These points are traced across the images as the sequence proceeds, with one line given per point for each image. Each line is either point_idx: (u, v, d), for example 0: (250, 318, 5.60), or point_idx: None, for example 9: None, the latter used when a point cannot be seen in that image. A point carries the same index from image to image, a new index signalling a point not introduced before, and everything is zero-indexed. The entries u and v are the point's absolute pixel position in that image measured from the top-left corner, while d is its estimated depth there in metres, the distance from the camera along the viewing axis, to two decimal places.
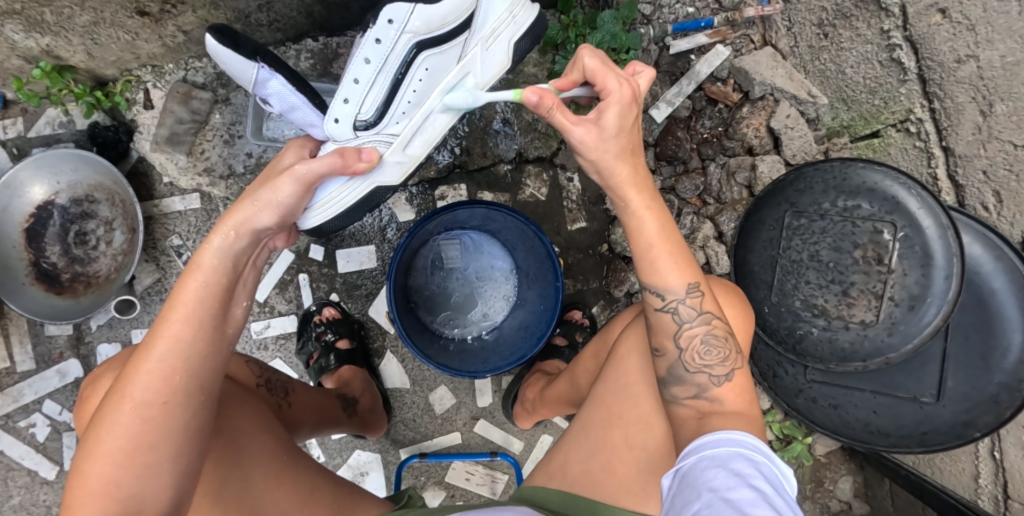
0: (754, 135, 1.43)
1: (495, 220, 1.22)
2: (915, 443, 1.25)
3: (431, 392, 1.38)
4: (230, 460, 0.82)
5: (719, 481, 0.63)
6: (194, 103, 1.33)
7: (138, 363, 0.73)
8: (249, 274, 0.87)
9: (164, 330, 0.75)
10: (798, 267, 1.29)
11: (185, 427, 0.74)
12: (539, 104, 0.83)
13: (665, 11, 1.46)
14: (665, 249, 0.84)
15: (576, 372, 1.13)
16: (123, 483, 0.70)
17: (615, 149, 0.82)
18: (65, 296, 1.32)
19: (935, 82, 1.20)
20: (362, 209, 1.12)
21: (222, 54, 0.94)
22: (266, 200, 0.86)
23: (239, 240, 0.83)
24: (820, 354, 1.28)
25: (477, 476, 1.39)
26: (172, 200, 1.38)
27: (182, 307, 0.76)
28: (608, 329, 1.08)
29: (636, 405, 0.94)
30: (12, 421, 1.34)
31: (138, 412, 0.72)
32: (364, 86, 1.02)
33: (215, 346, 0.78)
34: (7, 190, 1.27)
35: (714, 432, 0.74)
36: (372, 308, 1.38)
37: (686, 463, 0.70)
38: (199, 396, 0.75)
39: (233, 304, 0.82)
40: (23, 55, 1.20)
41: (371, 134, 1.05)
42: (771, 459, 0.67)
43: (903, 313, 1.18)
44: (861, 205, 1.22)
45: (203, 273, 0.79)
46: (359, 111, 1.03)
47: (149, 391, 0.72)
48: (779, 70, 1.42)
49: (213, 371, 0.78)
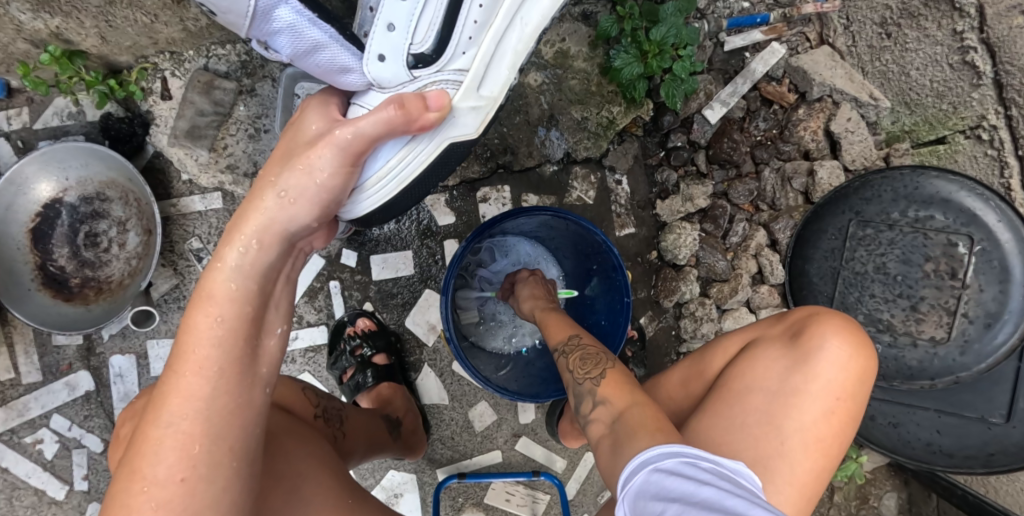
0: (811, 139, 1.37)
1: (556, 228, 1.19)
2: (979, 464, 1.19)
3: (471, 408, 1.30)
4: (284, 504, 0.75)
5: (680, 487, 0.58)
6: (217, 94, 1.21)
7: (152, 433, 0.67)
8: (281, 289, 0.81)
9: (178, 385, 0.69)
10: (863, 279, 1.22)
11: (211, 502, 0.67)
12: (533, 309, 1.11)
13: (719, 5, 1.37)
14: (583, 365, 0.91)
15: (660, 397, 1.02)
16: None
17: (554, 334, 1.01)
18: (75, 303, 1.21)
19: (1014, 88, 1.14)
20: (436, 173, 0.99)
21: None
22: (291, 198, 0.81)
23: (256, 255, 0.77)
24: (883, 371, 1.22)
25: (518, 497, 1.32)
26: (192, 200, 1.27)
27: (194, 358, 0.70)
28: (701, 357, 0.98)
29: (745, 446, 0.80)
30: (17, 436, 1.23)
31: (155, 491, 0.66)
32: (414, 6, 0.87)
33: (241, 389, 0.72)
34: (11, 186, 1.16)
35: (653, 448, 0.68)
36: (409, 318, 1.29)
37: (637, 481, 0.64)
38: (226, 461, 0.68)
39: (259, 337, 0.75)
40: (30, 38, 1.08)
41: (433, 72, 0.91)
42: (715, 464, 0.64)
43: (977, 330, 1.13)
44: (934, 216, 1.15)
45: (215, 306, 0.73)
46: (411, 40, 0.89)
47: (164, 465, 0.66)
48: (837, 70, 1.37)
49: (241, 427, 0.70)
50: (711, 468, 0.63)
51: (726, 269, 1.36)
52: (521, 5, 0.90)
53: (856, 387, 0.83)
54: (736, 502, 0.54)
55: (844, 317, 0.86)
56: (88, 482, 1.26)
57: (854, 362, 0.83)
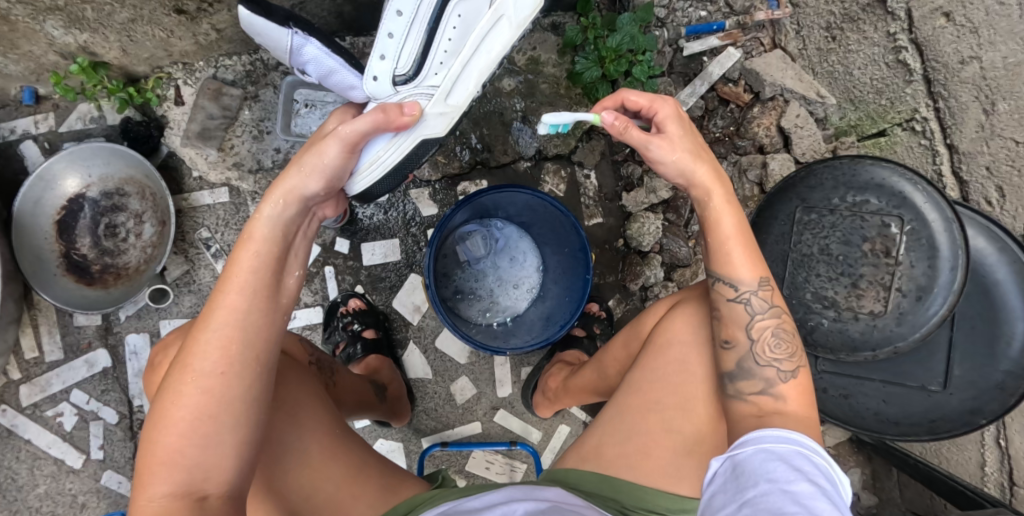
0: (765, 134, 1.50)
1: (534, 209, 1.30)
2: (924, 431, 1.29)
3: (453, 382, 1.42)
4: (285, 422, 0.89)
5: (777, 472, 0.67)
6: (225, 99, 1.36)
7: (198, 334, 0.76)
8: (300, 243, 0.90)
9: (221, 300, 0.78)
10: (809, 260, 1.33)
11: (241, 398, 0.76)
12: (613, 125, 0.92)
13: (678, 14, 1.51)
14: (737, 243, 0.91)
15: (605, 361, 1.16)
16: (186, 451, 0.73)
17: (688, 154, 0.92)
18: (96, 287, 1.35)
19: (940, 83, 1.26)
20: (409, 164, 1.11)
21: (255, 24, 1.00)
22: (312, 165, 0.89)
23: (287, 209, 0.86)
24: (830, 344, 1.32)
25: (497, 465, 1.43)
26: (201, 194, 1.40)
27: (236, 279, 0.79)
28: (637, 319, 1.11)
29: (669, 392, 0.97)
30: (40, 409, 1.37)
31: (199, 383, 0.74)
32: (398, 39, 1.06)
33: (270, 314, 0.81)
34: (40, 182, 1.30)
35: (767, 428, 0.77)
36: (396, 300, 1.41)
37: (741, 450, 0.74)
38: (255, 367, 0.78)
39: (286, 274, 0.85)
40: (61, 51, 1.23)
41: (410, 88, 1.07)
42: (825, 460, 0.71)
43: (910, 303, 1.23)
44: (869, 200, 1.27)
45: (255, 244, 0.82)
46: (395, 66, 1.07)
47: (210, 360, 0.75)
48: (788, 72, 1.49)
49: (268, 342, 0.80)
50: (820, 461, 0.71)
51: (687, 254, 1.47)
52: (484, 37, 1.04)
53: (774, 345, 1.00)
54: (812, 495, 0.63)
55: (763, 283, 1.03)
56: (103, 452, 1.38)
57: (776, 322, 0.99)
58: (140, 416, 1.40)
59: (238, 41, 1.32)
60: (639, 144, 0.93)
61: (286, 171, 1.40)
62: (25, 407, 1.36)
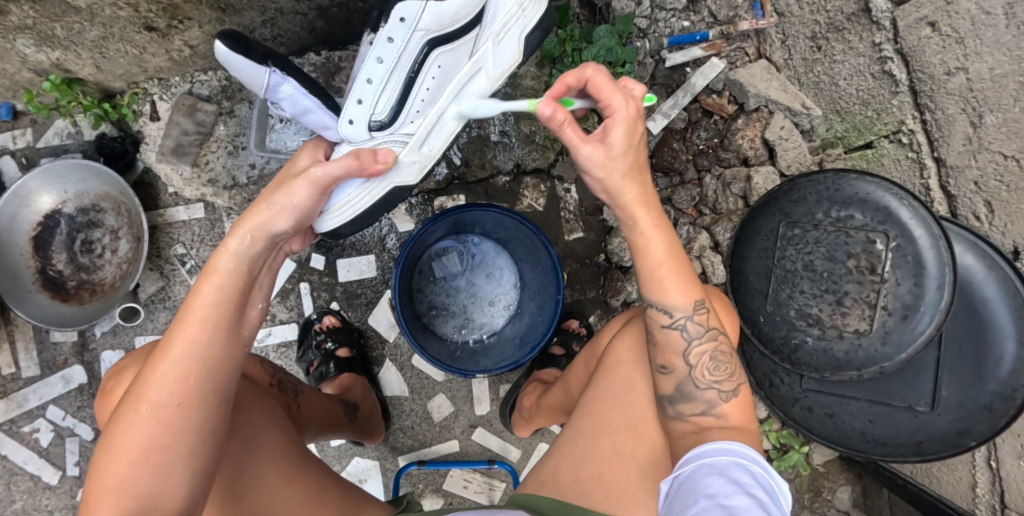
0: (749, 147, 1.46)
1: (507, 227, 1.28)
2: (911, 452, 1.26)
3: (429, 400, 1.40)
4: (243, 451, 0.84)
5: (716, 487, 0.69)
6: (200, 115, 1.34)
7: (156, 363, 0.71)
8: (265, 276, 0.83)
9: (180, 330, 0.72)
10: (793, 276, 1.30)
11: (198, 429, 0.71)
12: (551, 119, 0.83)
13: (661, 24, 1.50)
14: (670, 267, 0.87)
15: (569, 379, 1.15)
16: (136, 480, 0.68)
17: (621, 167, 0.84)
18: (72, 303, 1.35)
19: (926, 94, 1.23)
20: (380, 210, 1.12)
21: (232, 61, 0.90)
22: (281, 205, 0.82)
23: (255, 245, 0.79)
24: (815, 363, 1.29)
25: (475, 484, 1.41)
26: (177, 210, 1.40)
27: (198, 310, 0.73)
28: (596, 339, 1.11)
29: (622, 414, 0.96)
30: (16, 425, 1.36)
31: (154, 413, 0.70)
32: (377, 86, 1.02)
33: (234, 346, 0.75)
34: (15, 198, 1.30)
35: (711, 441, 0.80)
36: (372, 317, 1.39)
37: (683, 470, 0.76)
38: (214, 399, 0.73)
39: (251, 305, 0.79)
40: (34, 68, 1.23)
41: (385, 135, 1.05)
42: (765, 470, 0.73)
43: (896, 322, 1.19)
44: (853, 215, 1.24)
45: (220, 277, 0.76)
46: (373, 111, 1.03)
47: (166, 390, 0.70)
48: (773, 82, 1.46)
49: (229, 371, 0.75)
50: (761, 472, 0.72)
51: None
52: (462, 88, 1.08)
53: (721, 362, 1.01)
54: (746, 506, 0.64)
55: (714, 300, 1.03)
56: (79, 468, 1.38)
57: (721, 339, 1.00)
58: None
59: (212, 56, 1.31)
60: (574, 143, 0.84)
61: (261, 186, 1.39)
62: (1, 423, 1.36)
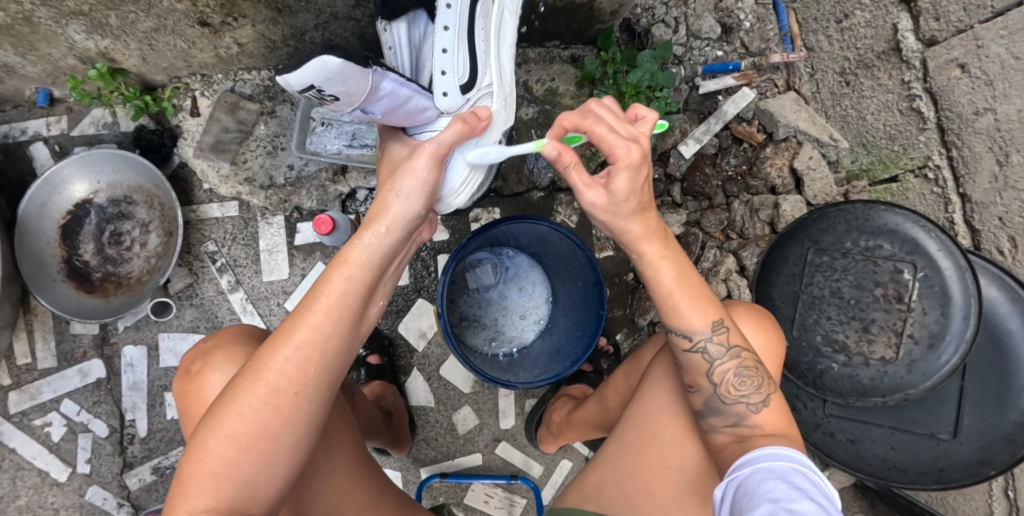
0: (777, 175, 1.52)
1: (549, 241, 1.30)
2: (932, 480, 1.28)
3: (455, 411, 1.41)
4: (323, 448, 0.82)
5: (779, 492, 0.65)
6: (241, 113, 1.34)
7: (276, 346, 0.68)
8: (391, 273, 0.79)
9: (304, 317, 0.69)
10: (820, 303, 1.33)
11: (307, 422, 0.69)
12: (558, 162, 0.80)
13: (695, 52, 1.55)
14: (683, 294, 0.84)
15: (605, 394, 1.16)
16: (240, 467, 0.65)
17: (627, 210, 0.80)
18: (96, 295, 1.32)
19: (953, 132, 1.28)
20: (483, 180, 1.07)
21: (340, 74, 0.80)
22: (407, 189, 0.76)
23: (389, 238, 0.74)
24: (840, 389, 1.31)
25: (496, 499, 1.43)
26: (210, 207, 1.38)
27: (327, 298, 0.70)
28: (637, 354, 1.12)
29: (668, 426, 0.96)
30: (27, 418, 1.32)
31: (268, 399, 0.66)
32: (454, 52, 0.98)
33: (350, 341, 0.72)
34: (48, 185, 1.28)
35: (767, 446, 0.76)
36: (402, 324, 1.39)
37: (744, 474, 0.73)
38: (327, 394, 0.70)
39: (371, 302, 0.75)
40: (80, 55, 1.22)
41: (477, 91, 1.00)
42: (825, 478, 0.69)
43: (922, 351, 1.22)
44: (882, 245, 1.27)
45: (350, 269, 0.72)
46: (457, 74, 0.98)
47: (284, 376, 0.67)
48: (802, 114, 1.52)
49: (343, 364, 0.72)
50: (820, 479, 0.68)
51: None
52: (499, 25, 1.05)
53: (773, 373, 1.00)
54: (812, 511, 0.61)
55: (755, 310, 1.02)
56: (89, 466, 1.34)
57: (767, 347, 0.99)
58: (130, 431, 1.35)
59: (258, 56, 1.32)
60: (580, 189, 0.81)
61: (298, 188, 1.38)
62: (12, 415, 1.32)
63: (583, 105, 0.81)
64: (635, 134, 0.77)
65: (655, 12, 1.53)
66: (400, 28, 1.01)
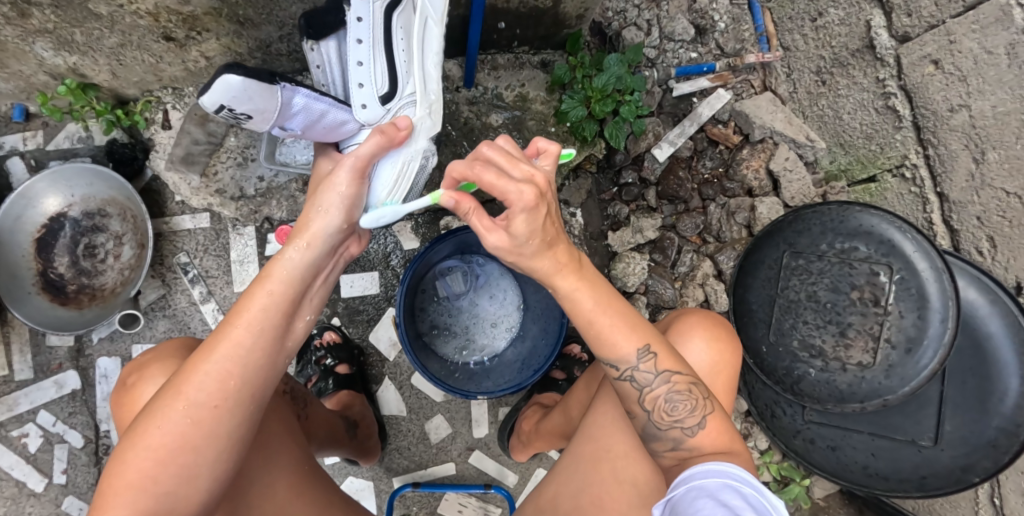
0: (754, 177, 1.50)
1: None
2: (914, 488, 1.24)
3: (428, 420, 1.40)
4: (261, 461, 0.83)
5: (706, 512, 0.64)
6: (211, 126, 1.33)
7: (196, 360, 0.68)
8: (319, 286, 0.78)
9: (225, 331, 0.69)
10: (796, 307, 1.30)
11: (230, 434, 0.69)
12: (456, 210, 0.75)
13: (669, 55, 1.53)
14: (605, 320, 0.80)
15: (569, 405, 1.15)
16: (160, 479, 0.66)
17: (531, 251, 0.75)
18: (70, 307, 1.34)
19: (929, 130, 1.24)
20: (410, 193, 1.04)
21: (246, 91, 0.84)
22: (330, 203, 0.76)
23: (313, 252, 0.74)
24: (818, 395, 1.28)
25: (471, 509, 1.42)
26: (182, 219, 1.40)
27: (248, 312, 0.70)
28: (597, 363, 1.10)
29: (619, 439, 0.95)
30: (4, 429, 1.34)
31: (187, 412, 0.67)
32: (369, 65, 0.98)
33: (274, 355, 0.72)
34: (22, 199, 1.30)
35: (704, 462, 0.75)
36: (372, 334, 1.40)
37: (676, 493, 0.71)
38: (250, 406, 0.70)
39: (297, 315, 0.75)
40: (50, 72, 1.24)
41: (398, 101, 1.00)
42: (760, 490, 0.67)
43: (899, 356, 1.18)
44: (858, 246, 1.24)
45: (272, 283, 0.72)
46: (374, 85, 0.98)
47: (204, 390, 0.67)
48: (778, 114, 1.49)
49: (269, 378, 0.72)
50: (753, 493, 0.66)
51: (672, 296, 1.47)
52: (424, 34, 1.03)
53: (727, 379, 0.97)
54: None
55: (708, 317, 0.99)
56: (66, 477, 1.35)
57: (719, 353, 0.97)
58: (106, 441, 1.36)
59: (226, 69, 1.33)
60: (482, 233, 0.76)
61: (268, 198, 1.39)
62: None
63: (474, 151, 0.77)
64: (527, 175, 0.73)
65: (627, 15, 1.52)
66: (328, 46, 1.04)
